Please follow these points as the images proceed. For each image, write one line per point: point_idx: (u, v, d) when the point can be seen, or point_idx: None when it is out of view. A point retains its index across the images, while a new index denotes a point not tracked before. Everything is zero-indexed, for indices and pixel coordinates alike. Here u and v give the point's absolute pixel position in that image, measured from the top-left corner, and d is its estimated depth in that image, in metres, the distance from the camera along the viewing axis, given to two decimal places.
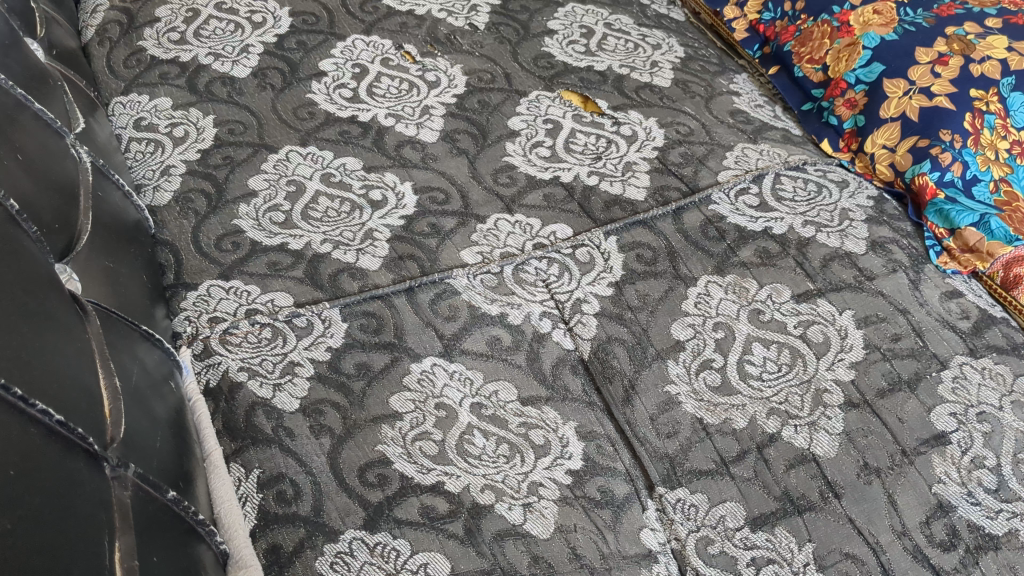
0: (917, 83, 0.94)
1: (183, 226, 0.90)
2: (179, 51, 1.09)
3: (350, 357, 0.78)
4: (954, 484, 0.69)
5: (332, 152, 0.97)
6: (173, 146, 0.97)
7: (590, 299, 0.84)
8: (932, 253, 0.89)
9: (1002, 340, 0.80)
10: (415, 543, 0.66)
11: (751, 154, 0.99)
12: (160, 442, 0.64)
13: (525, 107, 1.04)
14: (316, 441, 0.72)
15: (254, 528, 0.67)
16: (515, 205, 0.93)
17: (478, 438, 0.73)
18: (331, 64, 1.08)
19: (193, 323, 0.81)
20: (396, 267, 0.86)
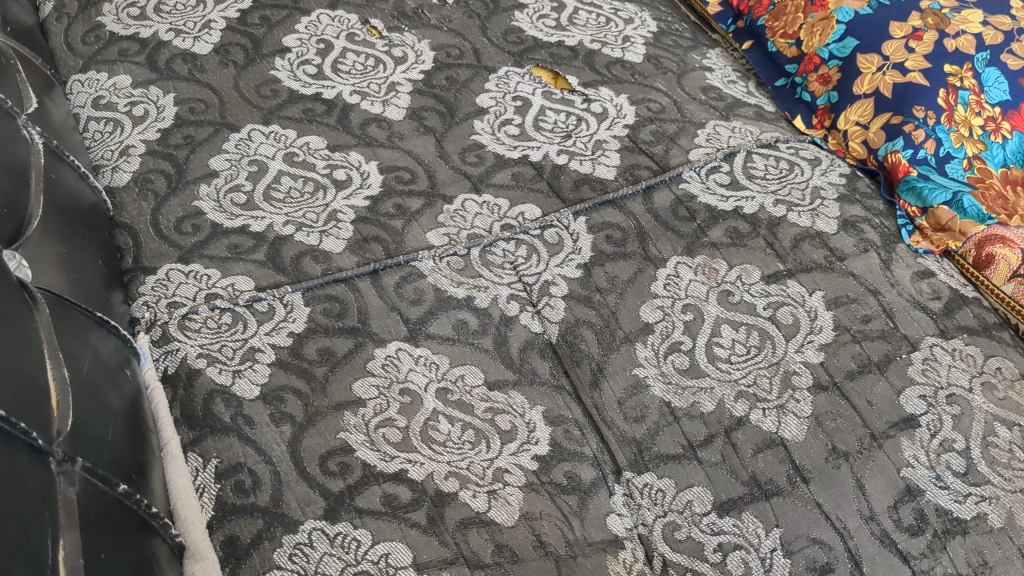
0: (890, 58, 0.92)
1: (142, 208, 0.87)
2: (139, 27, 1.06)
3: (312, 342, 0.77)
4: (923, 468, 0.69)
5: (295, 131, 0.95)
6: (132, 125, 0.95)
7: (558, 282, 0.82)
8: (904, 232, 0.87)
9: (973, 321, 0.79)
10: (377, 533, 0.65)
11: (723, 132, 0.98)
12: (112, 434, 0.62)
13: (494, 83, 1.02)
14: (276, 428, 0.71)
15: (211, 520, 0.65)
16: (482, 184, 0.91)
17: (443, 423, 0.72)
18: (294, 40, 1.06)
19: (152, 309, 0.79)
20: (361, 250, 0.85)
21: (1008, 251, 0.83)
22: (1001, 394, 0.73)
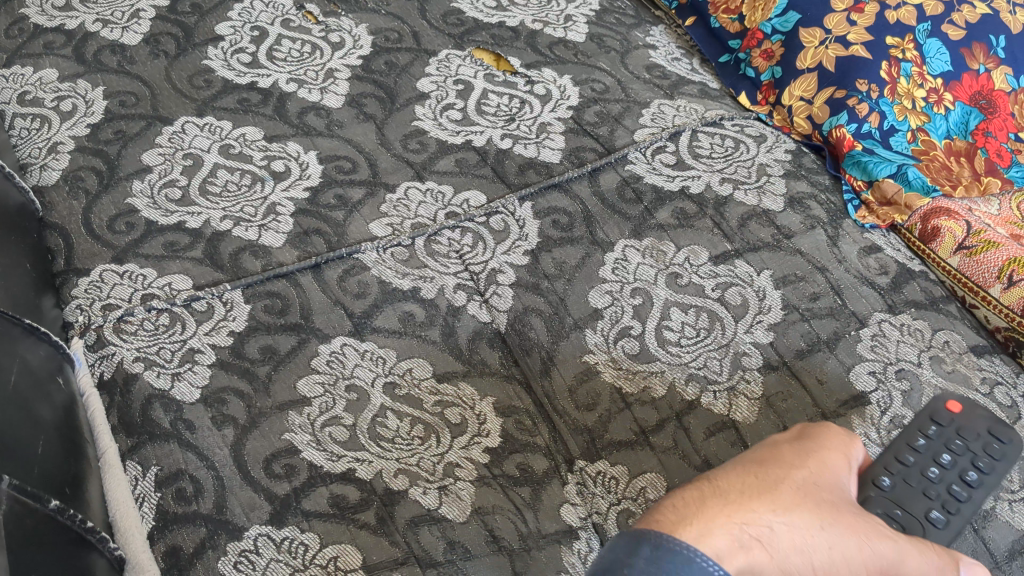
0: (832, 31, 0.91)
1: (73, 206, 0.84)
2: (64, 18, 1.02)
3: (254, 340, 0.75)
4: (874, 446, 0.68)
5: (230, 122, 0.92)
6: (60, 121, 0.91)
7: (505, 270, 0.81)
8: (851, 207, 0.87)
9: (920, 295, 0.79)
10: (325, 536, 0.63)
11: (668, 111, 0.96)
12: (43, 448, 0.59)
13: (434, 67, 1.00)
14: (218, 432, 0.68)
15: (152, 530, 0.63)
16: (425, 172, 0.89)
17: (391, 419, 0.70)
18: (227, 28, 1.03)
19: (85, 312, 0.76)
20: (301, 244, 0.82)
21: (952, 224, 0.83)
22: (949, 367, 0.73)
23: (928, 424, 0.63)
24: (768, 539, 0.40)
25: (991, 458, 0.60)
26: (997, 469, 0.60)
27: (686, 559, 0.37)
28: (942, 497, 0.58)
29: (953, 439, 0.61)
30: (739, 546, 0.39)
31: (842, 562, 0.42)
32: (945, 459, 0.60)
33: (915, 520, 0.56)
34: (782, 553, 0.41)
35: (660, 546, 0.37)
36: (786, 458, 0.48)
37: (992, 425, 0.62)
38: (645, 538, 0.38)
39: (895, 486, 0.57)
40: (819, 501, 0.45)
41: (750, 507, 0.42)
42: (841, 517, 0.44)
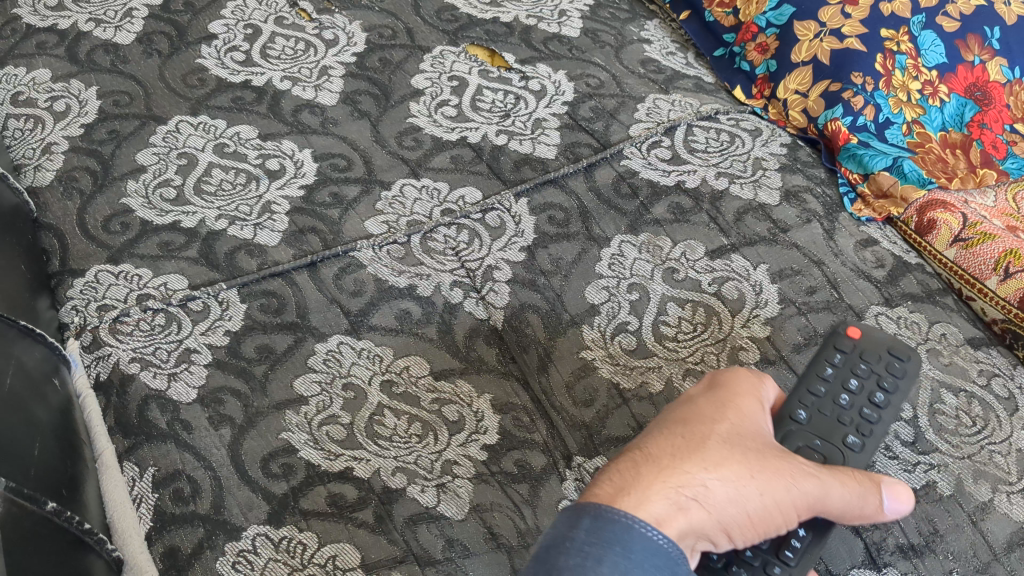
0: (827, 24, 0.91)
1: (68, 207, 0.84)
2: (57, 18, 1.02)
3: (250, 340, 0.74)
4: None
5: (225, 121, 0.92)
6: (54, 121, 0.91)
7: (502, 266, 0.81)
8: (847, 200, 0.87)
9: (917, 288, 0.79)
10: (323, 535, 0.63)
11: (663, 105, 0.96)
12: (39, 450, 0.59)
13: (429, 64, 1.00)
14: (215, 432, 0.68)
15: (150, 531, 0.63)
16: (421, 169, 0.89)
17: (389, 417, 0.70)
18: (221, 26, 1.02)
19: (81, 313, 0.76)
20: (297, 242, 0.82)
21: (948, 216, 0.83)
22: (946, 360, 0.73)
23: (832, 353, 0.62)
24: (699, 497, 0.44)
25: (893, 376, 0.60)
26: (902, 387, 0.59)
27: (624, 529, 0.41)
28: (854, 422, 0.57)
29: (857, 363, 0.61)
30: (672, 509, 0.43)
31: (773, 502, 0.46)
32: (850, 384, 0.59)
33: (834, 447, 0.55)
34: (711, 508, 0.44)
35: (600, 519, 0.41)
36: (710, 406, 0.50)
37: (891, 344, 0.62)
38: (585, 513, 0.42)
39: (811, 419, 0.57)
40: (746, 450, 0.47)
41: (685, 466, 0.45)
42: (770, 462, 0.47)
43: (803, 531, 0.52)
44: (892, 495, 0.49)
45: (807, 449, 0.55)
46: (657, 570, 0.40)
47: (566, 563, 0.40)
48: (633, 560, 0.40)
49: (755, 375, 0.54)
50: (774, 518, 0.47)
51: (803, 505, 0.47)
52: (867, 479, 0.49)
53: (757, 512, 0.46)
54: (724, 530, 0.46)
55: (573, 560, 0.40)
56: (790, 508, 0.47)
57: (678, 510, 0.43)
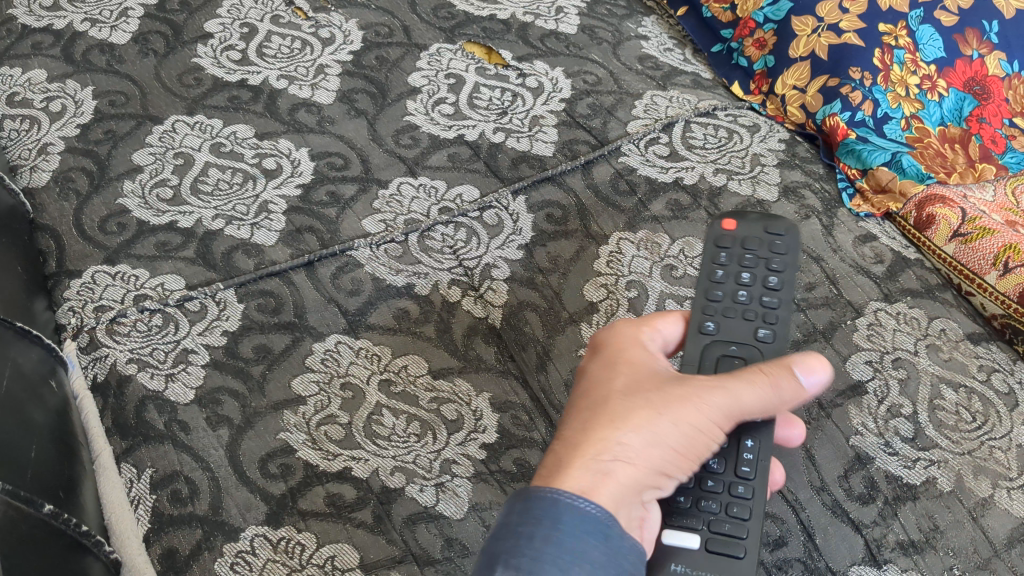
0: (825, 19, 0.90)
1: (64, 208, 0.83)
2: (52, 18, 1.02)
3: (248, 340, 0.74)
4: (871, 435, 0.68)
5: (221, 120, 0.92)
6: (50, 122, 0.91)
7: (500, 264, 0.81)
8: (846, 195, 0.86)
9: (916, 283, 0.79)
10: (321, 536, 0.63)
11: (660, 102, 0.96)
12: (36, 451, 0.59)
13: (426, 62, 0.99)
14: (213, 433, 0.68)
15: (148, 532, 0.63)
16: (418, 167, 0.89)
17: (387, 417, 0.70)
18: (217, 25, 1.02)
19: (78, 314, 0.75)
20: (294, 241, 0.82)
21: (947, 211, 0.82)
22: (945, 355, 0.73)
23: (716, 252, 0.63)
24: (619, 456, 0.46)
25: (777, 255, 0.62)
26: (788, 262, 0.62)
27: (552, 502, 0.43)
28: (760, 315, 0.59)
29: (743, 255, 0.62)
30: (596, 479, 0.45)
31: (690, 428, 0.48)
32: (745, 278, 0.61)
33: (749, 347, 0.57)
34: (635, 462, 0.46)
35: (529, 500, 0.43)
36: (603, 368, 0.51)
37: (763, 222, 0.64)
38: (516, 499, 0.44)
39: (721, 326, 0.58)
40: (647, 395, 0.48)
41: (598, 434, 0.46)
42: (674, 396, 0.48)
43: (751, 441, 0.53)
44: (806, 370, 0.50)
45: (727, 358, 0.56)
46: (587, 535, 0.43)
47: (501, 548, 0.42)
48: (563, 530, 0.42)
49: (635, 322, 0.56)
50: (700, 441, 0.49)
51: (722, 419, 0.49)
52: (775, 368, 0.50)
53: (680, 443, 0.48)
54: (660, 474, 0.48)
55: (508, 543, 0.42)
56: (710, 427, 0.49)
57: (602, 476, 0.45)
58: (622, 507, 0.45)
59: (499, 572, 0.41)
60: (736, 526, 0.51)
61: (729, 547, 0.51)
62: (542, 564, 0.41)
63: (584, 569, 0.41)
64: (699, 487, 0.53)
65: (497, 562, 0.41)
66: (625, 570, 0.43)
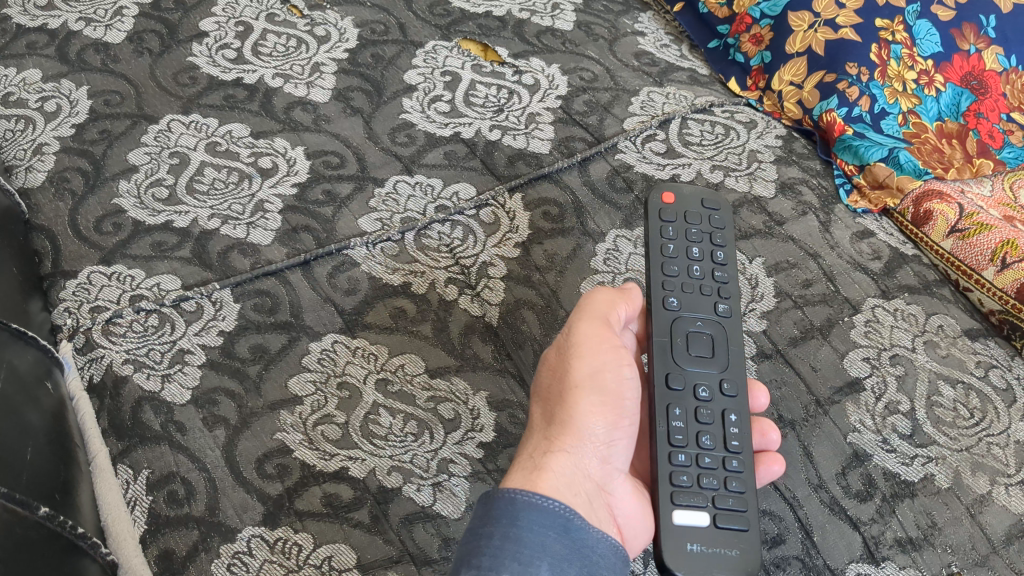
0: (821, 15, 0.90)
1: (59, 208, 0.83)
2: (47, 17, 1.01)
3: (244, 340, 0.74)
4: (869, 432, 0.68)
5: (217, 119, 0.92)
6: (45, 122, 0.90)
7: (496, 263, 0.81)
8: (842, 192, 0.86)
9: (914, 279, 0.79)
10: (318, 536, 0.63)
11: (657, 98, 0.96)
12: (33, 452, 0.58)
13: (421, 59, 0.99)
14: (209, 433, 0.68)
15: (144, 534, 0.63)
16: (414, 165, 0.88)
17: (384, 416, 0.70)
18: (212, 24, 1.02)
19: (74, 315, 0.75)
20: (290, 241, 0.81)
21: (944, 207, 0.82)
22: (943, 351, 0.73)
23: (664, 224, 0.67)
24: (548, 451, 0.52)
25: (719, 231, 0.69)
26: (728, 236, 0.69)
27: (509, 502, 0.48)
28: (716, 289, 0.65)
29: (688, 229, 0.68)
30: (532, 477, 0.50)
31: (587, 379, 0.54)
32: (694, 253, 0.66)
33: (712, 320, 0.63)
34: (563, 446, 0.52)
35: (489, 505, 0.48)
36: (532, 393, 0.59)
37: (699, 198, 0.70)
38: (478, 508, 0.48)
39: (682, 300, 0.63)
40: (551, 395, 0.55)
41: (530, 449, 0.53)
42: (563, 374, 0.55)
43: (735, 416, 0.59)
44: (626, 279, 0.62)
45: (696, 333, 0.62)
46: (545, 529, 0.47)
47: (467, 553, 0.45)
48: (519, 526, 0.46)
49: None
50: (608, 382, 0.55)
51: (604, 351, 0.56)
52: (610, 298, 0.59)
53: (593, 400, 0.54)
54: (597, 442, 0.54)
55: (472, 546, 0.46)
56: (600, 363, 0.55)
57: (538, 473, 0.51)
58: (574, 489, 0.51)
59: (463, 572, 0.44)
60: (738, 501, 0.55)
61: (733, 521, 0.54)
62: (502, 559, 0.44)
63: (544, 557, 0.45)
64: (697, 464, 0.56)
65: (461, 567, 0.45)
66: (592, 558, 0.47)
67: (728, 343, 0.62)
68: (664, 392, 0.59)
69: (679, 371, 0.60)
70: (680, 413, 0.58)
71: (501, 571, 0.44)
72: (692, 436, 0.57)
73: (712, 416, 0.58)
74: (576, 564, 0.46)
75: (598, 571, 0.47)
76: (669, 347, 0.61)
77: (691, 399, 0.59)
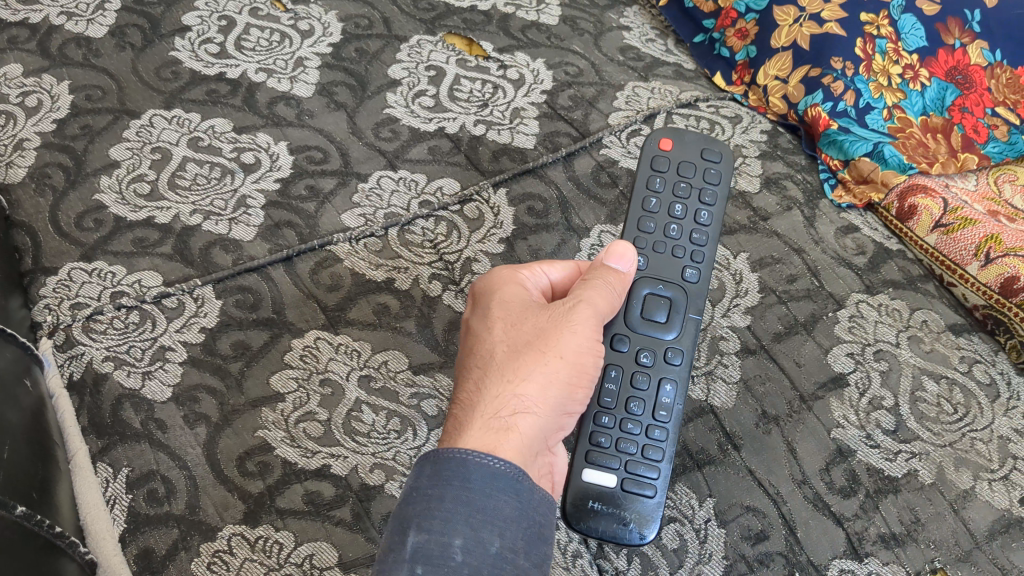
0: (806, 9, 0.90)
1: (40, 204, 0.82)
2: (28, 12, 1.00)
3: (226, 337, 0.73)
4: (853, 428, 0.67)
5: (199, 115, 0.91)
6: (26, 118, 0.89)
7: (481, 258, 0.80)
8: (827, 186, 0.86)
9: (898, 275, 0.78)
10: (300, 534, 0.63)
11: (642, 93, 0.95)
12: (12, 451, 0.57)
13: (405, 54, 0.98)
14: (190, 431, 0.67)
15: (124, 533, 0.62)
16: (398, 160, 0.88)
17: (367, 414, 0.69)
18: (195, 18, 1.01)
19: (54, 312, 0.74)
20: (272, 236, 0.81)
21: (929, 202, 0.82)
22: (927, 347, 0.73)
23: (652, 176, 0.66)
24: (520, 405, 0.49)
25: (711, 185, 0.66)
26: (721, 190, 0.66)
27: (459, 463, 0.44)
28: (688, 251, 0.64)
29: (678, 182, 0.66)
30: (504, 433, 0.47)
31: (573, 355, 0.52)
32: (677, 211, 0.65)
33: (675, 287, 0.63)
34: (533, 407, 0.49)
35: (437, 463, 0.44)
36: (482, 329, 0.54)
37: (703, 146, 0.67)
38: (435, 465, 0.44)
39: (651, 262, 0.63)
40: (525, 342, 0.52)
41: (496, 392, 0.49)
42: (549, 333, 0.52)
43: (670, 386, 0.60)
44: (620, 258, 0.60)
45: (654, 296, 0.62)
46: (497, 490, 0.44)
47: (415, 511, 0.42)
48: (470, 489, 0.43)
49: (508, 267, 0.58)
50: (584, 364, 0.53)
51: (591, 334, 0.54)
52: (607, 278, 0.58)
53: (568, 376, 0.52)
54: (555, 411, 0.51)
55: (419, 505, 0.43)
56: (587, 347, 0.53)
57: (509, 429, 0.47)
58: (531, 452, 0.48)
59: (410, 535, 0.41)
60: (649, 467, 0.57)
61: (640, 486, 0.57)
62: (452, 524, 0.41)
63: (495, 524, 0.42)
64: (620, 427, 0.59)
65: (410, 527, 0.42)
66: (535, 522, 0.44)
67: (686, 310, 0.62)
68: (609, 352, 0.60)
69: (629, 332, 0.61)
70: (616, 376, 0.60)
71: (452, 538, 0.41)
72: (621, 399, 0.59)
73: (647, 382, 0.60)
74: (525, 528, 0.44)
75: (540, 532, 0.45)
76: (626, 308, 0.61)
77: (633, 362, 0.60)
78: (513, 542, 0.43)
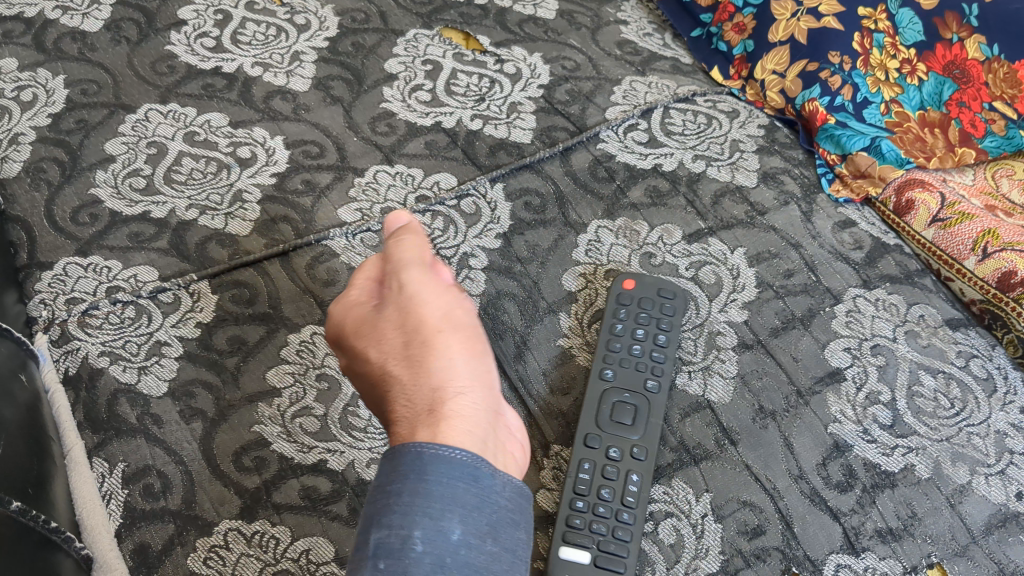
0: (804, 3, 0.89)
1: (35, 199, 0.82)
2: (23, 5, 0.99)
3: (222, 331, 0.73)
4: (850, 423, 0.67)
5: (195, 109, 0.91)
6: (21, 112, 0.89)
7: (477, 253, 0.79)
8: (825, 181, 0.86)
9: (895, 269, 0.78)
10: (296, 529, 0.62)
11: (640, 88, 0.95)
12: (7, 446, 0.57)
13: (402, 48, 0.98)
14: (186, 426, 0.67)
15: (120, 528, 0.62)
16: (394, 155, 0.88)
17: (364, 408, 0.69)
18: (190, 12, 1.00)
19: (49, 307, 0.74)
20: (268, 231, 0.81)
21: (926, 197, 0.82)
22: (924, 341, 0.73)
23: (617, 308, 0.71)
24: (448, 394, 0.43)
25: (668, 316, 0.71)
26: (676, 324, 0.71)
27: (415, 456, 0.38)
28: (650, 366, 0.68)
29: (639, 313, 0.71)
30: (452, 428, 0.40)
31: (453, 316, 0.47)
32: (639, 333, 0.70)
33: (638, 395, 0.67)
34: (463, 383, 0.43)
35: (395, 460, 0.38)
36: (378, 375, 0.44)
37: (660, 287, 0.73)
38: (396, 467, 0.38)
39: (617, 373, 0.68)
40: (409, 353, 0.45)
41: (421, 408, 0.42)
42: (415, 320, 0.46)
43: (636, 477, 0.63)
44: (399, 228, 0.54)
45: (621, 402, 0.66)
46: (454, 479, 0.38)
47: (374, 509, 0.37)
48: (429, 481, 0.37)
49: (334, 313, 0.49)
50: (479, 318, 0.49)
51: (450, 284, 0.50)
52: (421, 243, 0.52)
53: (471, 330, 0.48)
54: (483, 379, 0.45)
55: (379, 502, 0.37)
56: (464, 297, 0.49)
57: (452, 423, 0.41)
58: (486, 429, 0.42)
59: (371, 534, 0.36)
60: (619, 546, 0.59)
61: (613, 562, 0.59)
62: (411, 516, 0.36)
63: (456, 511, 0.37)
64: (592, 511, 0.61)
65: (370, 525, 0.36)
66: (498, 507, 0.39)
67: (648, 415, 0.66)
68: (579, 448, 0.64)
69: (599, 432, 0.65)
70: (589, 467, 0.63)
71: (411, 530, 0.35)
72: (593, 485, 0.62)
73: (615, 472, 0.62)
74: (488, 516, 0.38)
75: (506, 518, 0.39)
76: (595, 413, 0.65)
77: (603, 456, 0.63)
78: (477, 528, 0.37)
